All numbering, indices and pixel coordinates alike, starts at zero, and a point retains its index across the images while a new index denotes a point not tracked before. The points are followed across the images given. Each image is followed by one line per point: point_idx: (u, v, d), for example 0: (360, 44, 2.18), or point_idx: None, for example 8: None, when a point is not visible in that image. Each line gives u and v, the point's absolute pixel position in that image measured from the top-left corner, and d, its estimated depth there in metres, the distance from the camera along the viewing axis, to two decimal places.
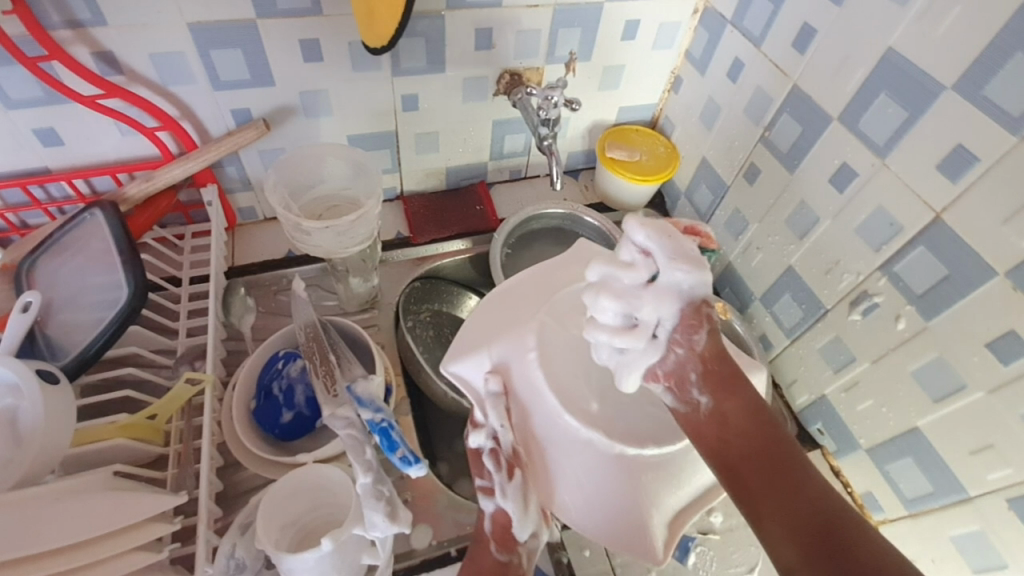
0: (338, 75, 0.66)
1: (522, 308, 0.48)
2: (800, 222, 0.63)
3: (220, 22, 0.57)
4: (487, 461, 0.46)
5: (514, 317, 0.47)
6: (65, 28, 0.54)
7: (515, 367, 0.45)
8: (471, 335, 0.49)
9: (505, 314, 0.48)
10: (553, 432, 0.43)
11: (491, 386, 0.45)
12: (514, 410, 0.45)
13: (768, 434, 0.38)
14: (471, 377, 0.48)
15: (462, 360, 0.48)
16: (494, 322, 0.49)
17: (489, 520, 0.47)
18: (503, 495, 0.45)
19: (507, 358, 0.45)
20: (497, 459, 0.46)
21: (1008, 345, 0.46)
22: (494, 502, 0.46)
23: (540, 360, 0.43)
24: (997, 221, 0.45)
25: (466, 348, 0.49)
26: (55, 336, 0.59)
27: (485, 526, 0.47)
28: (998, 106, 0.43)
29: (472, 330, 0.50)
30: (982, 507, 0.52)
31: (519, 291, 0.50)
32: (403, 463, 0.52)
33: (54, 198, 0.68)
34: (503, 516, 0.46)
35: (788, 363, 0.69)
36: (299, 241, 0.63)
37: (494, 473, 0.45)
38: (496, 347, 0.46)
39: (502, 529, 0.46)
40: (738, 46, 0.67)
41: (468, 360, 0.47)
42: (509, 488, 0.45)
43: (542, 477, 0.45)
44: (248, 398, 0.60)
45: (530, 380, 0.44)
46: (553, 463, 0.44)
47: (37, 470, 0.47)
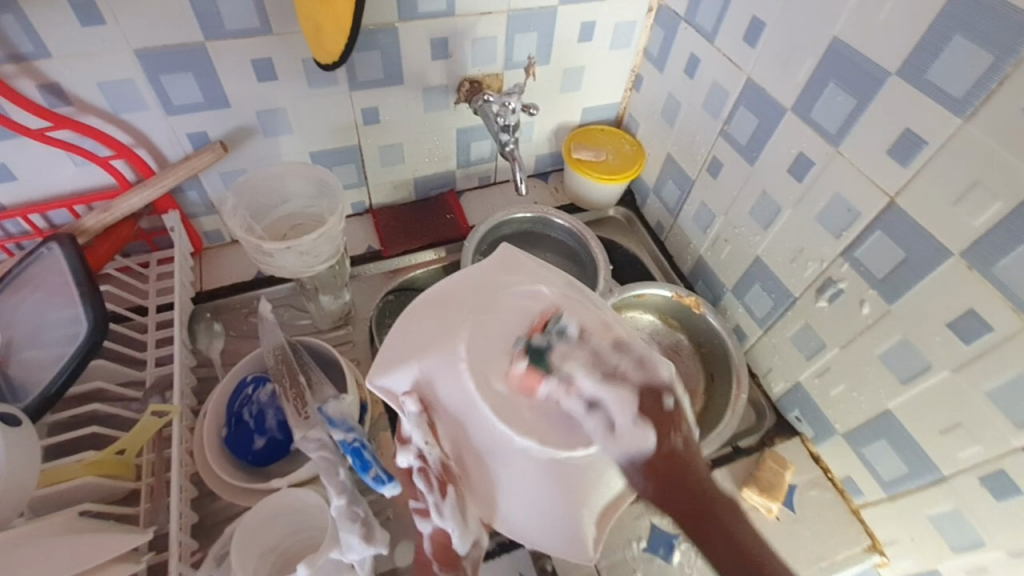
0: (295, 92, 0.65)
1: (453, 318, 0.41)
2: (763, 213, 0.64)
3: (166, 46, 0.56)
4: (418, 481, 0.42)
5: (442, 328, 0.41)
6: (7, 62, 0.53)
7: (440, 381, 0.39)
8: (400, 342, 0.42)
9: (435, 322, 0.42)
10: (488, 444, 0.38)
11: (411, 408, 0.40)
12: (439, 428, 0.40)
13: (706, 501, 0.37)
14: (396, 390, 0.42)
15: (387, 372, 0.42)
16: (422, 332, 0.42)
17: (428, 538, 0.46)
18: (440, 515, 0.42)
19: (436, 372, 0.40)
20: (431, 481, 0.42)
21: (968, 324, 0.46)
22: (432, 520, 0.45)
23: (473, 372, 0.38)
24: (948, 202, 0.45)
25: (393, 356, 0.42)
26: (16, 376, 0.57)
27: (428, 547, 0.47)
28: (941, 88, 0.43)
29: (396, 338, 0.43)
30: (955, 485, 0.52)
31: (448, 298, 0.43)
32: (376, 483, 0.51)
33: (11, 235, 0.67)
34: (442, 535, 0.46)
35: (763, 353, 0.70)
36: (263, 263, 0.62)
37: (428, 493, 0.42)
38: (424, 361, 0.40)
39: (443, 546, 0.46)
40: (692, 42, 0.67)
41: (395, 372, 0.41)
42: (444, 507, 0.42)
43: (479, 489, 0.41)
44: (219, 425, 0.58)
45: (464, 398, 0.38)
46: (489, 474, 0.40)
47: (4, 515, 0.45)
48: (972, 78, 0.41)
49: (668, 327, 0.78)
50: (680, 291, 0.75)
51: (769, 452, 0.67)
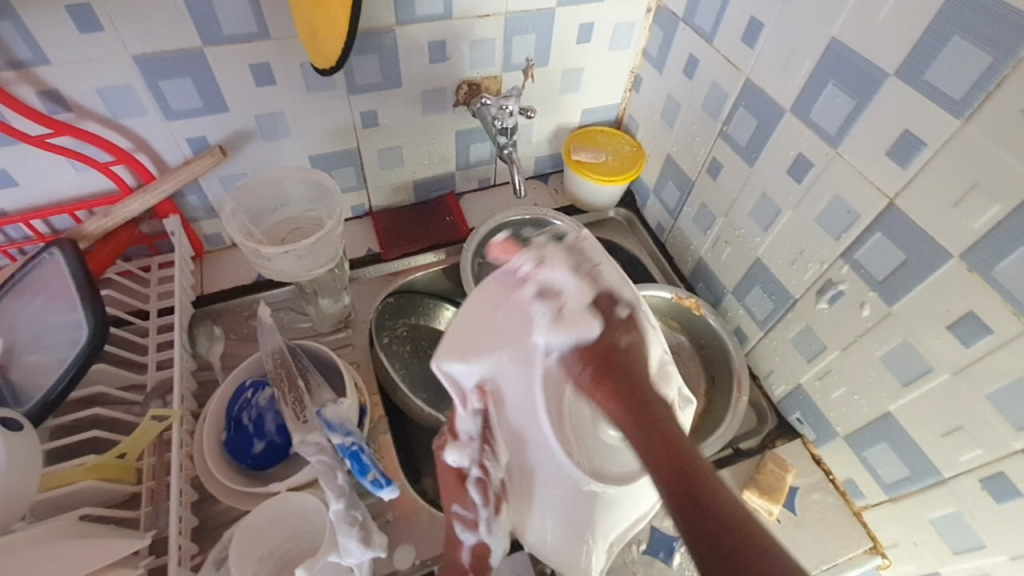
0: (293, 96, 0.65)
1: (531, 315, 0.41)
2: (763, 214, 0.63)
3: (164, 52, 0.57)
4: (473, 493, 0.45)
5: (516, 323, 0.41)
6: (7, 69, 0.53)
7: (510, 387, 0.40)
8: (471, 329, 0.42)
9: (510, 315, 0.41)
10: (542, 471, 0.41)
11: (473, 408, 0.42)
12: (495, 437, 0.42)
13: (649, 404, 0.34)
14: (464, 378, 0.41)
15: (460, 359, 0.41)
16: (499, 320, 0.42)
17: (467, 550, 0.48)
18: (486, 527, 0.46)
19: (507, 375, 0.40)
20: (480, 488, 0.45)
21: (968, 327, 0.46)
22: (477, 535, 0.47)
23: (548, 381, 0.39)
24: (947, 205, 0.45)
25: (467, 342, 0.41)
26: (18, 381, 0.58)
27: (461, 556, 0.48)
28: (939, 89, 0.43)
29: (471, 319, 0.42)
30: (957, 488, 0.52)
31: (523, 288, 0.42)
32: (375, 486, 0.52)
33: (13, 240, 0.68)
34: (480, 549, 0.48)
35: (764, 355, 0.70)
36: (261, 267, 0.62)
37: (480, 506, 0.45)
38: (498, 357, 0.40)
39: (478, 557, 0.48)
40: (691, 42, 0.67)
41: (467, 362, 0.41)
42: (493, 520, 0.46)
43: (521, 507, 0.45)
44: (218, 429, 0.59)
45: (523, 412, 0.40)
46: (534, 494, 0.43)
47: (5, 519, 0.46)
48: (969, 79, 0.41)
49: (669, 329, 0.78)
50: (680, 292, 0.74)
51: (769, 454, 0.67)
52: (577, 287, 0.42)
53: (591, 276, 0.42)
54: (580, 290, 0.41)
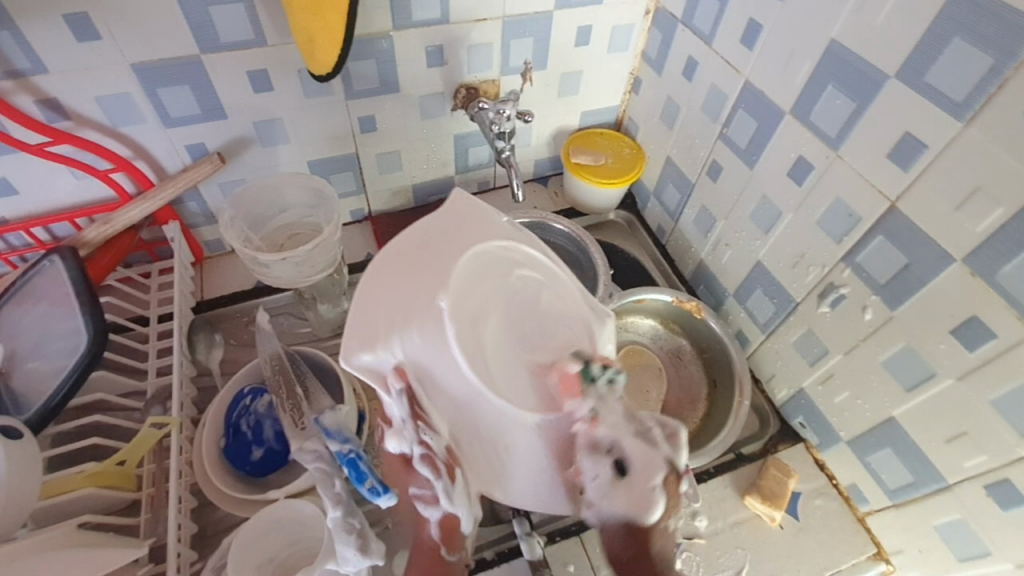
0: (291, 102, 0.65)
1: (427, 283, 0.37)
2: (763, 216, 0.63)
3: (162, 60, 0.57)
4: (422, 469, 0.39)
5: (415, 294, 0.37)
6: (5, 78, 0.53)
7: (430, 354, 0.35)
8: (375, 311, 0.37)
9: (405, 288, 0.37)
10: (487, 422, 0.36)
11: (396, 389, 0.36)
12: (428, 407, 0.37)
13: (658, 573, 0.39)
14: (378, 364, 0.37)
15: (367, 347, 0.36)
16: (397, 301, 0.37)
17: (434, 525, 0.43)
18: (449, 500, 0.40)
19: (420, 343, 0.35)
20: (431, 464, 0.39)
21: (971, 331, 0.45)
22: (442, 508, 0.42)
23: (464, 337, 0.35)
24: (950, 208, 0.44)
25: (369, 330, 0.37)
26: (18, 388, 0.58)
27: (431, 531, 0.44)
28: (940, 91, 0.42)
29: (362, 307, 0.38)
30: (961, 494, 0.51)
31: (406, 266, 0.39)
32: (373, 494, 0.49)
33: (15, 247, 0.68)
34: (450, 521, 0.43)
35: (765, 359, 0.69)
36: (260, 274, 0.62)
37: (434, 481, 0.39)
38: (407, 338, 0.35)
39: (450, 529, 0.44)
40: (690, 44, 0.67)
41: (375, 348, 0.36)
42: (454, 490, 0.39)
43: (481, 471, 0.39)
44: (217, 437, 0.59)
45: (449, 377, 0.35)
46: (489, 449, 0.37)
47: (5, 528, 0.46)
48: (970, 81, 0.40)
49: (669, 331, 0.78)
50: (681, 295, 0.74)
51: (771, 459, 0.66)
52: (460, 243, 0.39)
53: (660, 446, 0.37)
54: (644, 457, 0.36)
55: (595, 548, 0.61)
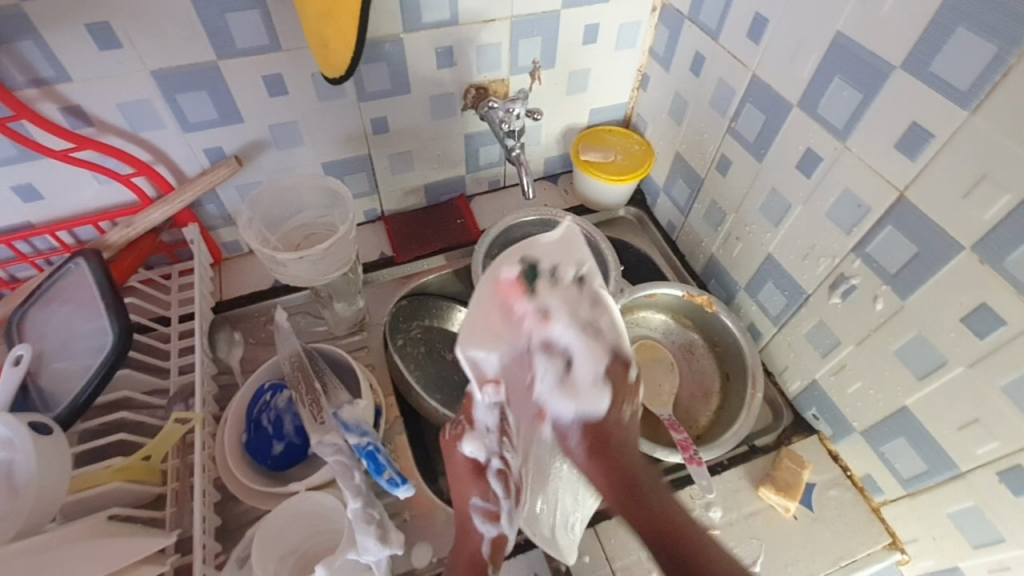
0: (305, 105, 0.67)
1: (529, 310, 0.45)
2: (772, 210, 0.63)
3: (180, 67, 0.58)
4: (494, 483, 0.51)
5: (517, 331, 0.45)
6: (30, 87, 0.55)
7: (520, 387, 0.47)
8: (491, 330, 0.45)
9: (508, 323, 0.45)
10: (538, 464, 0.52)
11: (490, 395, 0.46)
12: (512, 427, 0.49)
13: (629, 478, 0.46)
14: (484, 364, 0.46)
15: (482, 346, 0.45)
16: (510, 327, 0.45)
17: (486, 543, 0.52)
18: (507, 517, 0.51)
19: (518, 373, 0.46)
20: (502, 480, 0.51)
21: (981, 319, 0.46)
22: (496, 527, 0.52)
23: (530, 370, 0.46)
24: (958, 196, 0.44)
25: (483, 335, 0.45)
26: (46, 386, 0.60)
27: (483, 549, 0.52)
28: (947, 80, 0.43)
29: (479, 313, 0.46)
30: (974, 482, 0.51)
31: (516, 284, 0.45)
32: (392, 485, 0.53)
33: (40, 251, 0.70)
34: (500, 539, 0.52)
35: (778, 351, 0.69)
36: (278, 273, 0.64)
37: (500, 498, 0.51)
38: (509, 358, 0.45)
39: (498, 550, 0.52)
40: (697, 40, 0.67)
41: (490, 348, 0.45)
42: (514, 511, 0.51)
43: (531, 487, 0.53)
44: (239, 432, 0.60)
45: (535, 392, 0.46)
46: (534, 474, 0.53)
47: (37, 520, 0.47)
48: (976, 69, 0.41)
49: (680, 326, 0.79)
50: (691, 289, 0.74)
51: (785, 451, 0.66)
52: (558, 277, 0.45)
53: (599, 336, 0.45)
54: (589, 355, 0.45)
55: (610, 539, 0.61)
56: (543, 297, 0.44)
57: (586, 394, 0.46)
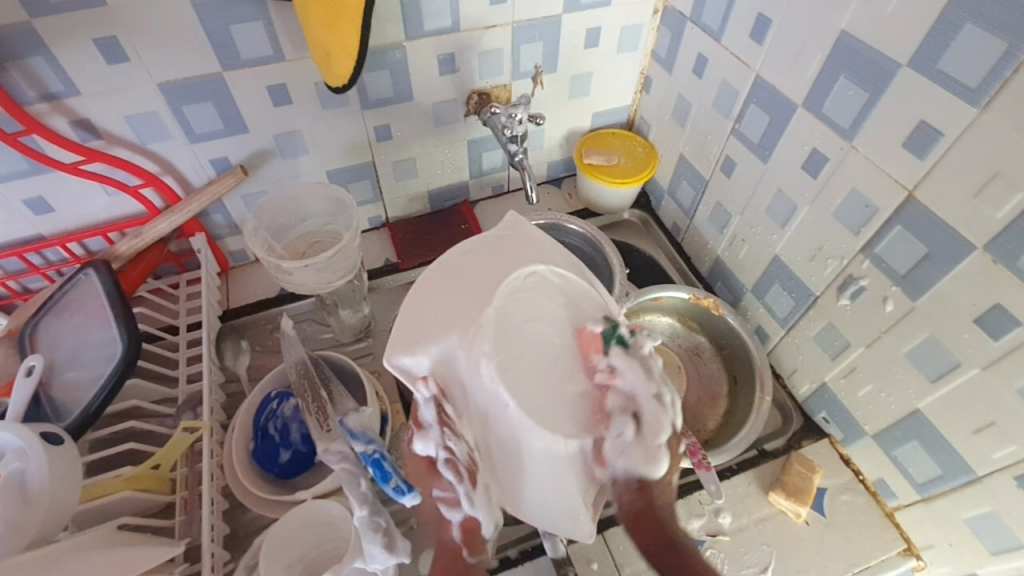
0: (309, 115, 0.67)
1: (467, 300, 0.39)
2: (778, 211, 0.63)
3: (186, 79, 0.59)
4: (446, 472, 0.40)
5: (459, 309, 0.38)
6: (41, 102, 0.56)
7: (461, 360, 0.37)
8: (417, 318, 0.40)
9: (449, 299, 0.39)
10: (508, 444, 0.37)
11: (425, 392, 0.38)
12: (456, 414, 0.39)
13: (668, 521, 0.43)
14: (414, 369, 0.39)
15: (407, 351, 0.39)
16: (441, 306, 0.39)
17: (457, 527, 0.44)
18: (471, 505, 0.40)
19: (454, 351, 0.37)
20: (454, 468, 0.40)
21: (995, 319, 0.45)
22: (461, 511, 0.42)
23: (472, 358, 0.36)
24: (969, 195, 0.44)
25: (411, 334, 0.39)
26: (57, 396, 0.61)
27: (454, 531, 0.44)
28: (955, 78, 0.42)
29: (411, 313, 0.40)
30: (992, 486, 0.50)
31: (467, 269, 0.41)
32: (397, 492, 0.50)
33: (51, 262, 0.71)
34: (472, 523, 0.44)
35: (786, 354, 0.69)
36: (283, 281, 0.64)
37: (456, 484, 0.40)
38: (442, 343, 0.38)
39: (471, 532, 0.45)
40: (700, 41, 0.67)
41: (414, 352, 0.38)
42: (475, 496, 0.39)
43: (504, 479, 0.39)
44: (246, 440, 0.60)
45: (474, 382, 0.37)
46: (514, 464, 0.37)
47: (49, 530, 0.48)
48: (985, 66, 0.40)
49: (687, 329, 0.78)
50: (697, 292, 0.74)
51: (795, 456, 0.65)
52: (509, 260, 0.41)
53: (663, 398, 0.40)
54: (650, 412, 0.39)
55: (618, 546, 0.61)
56: (622, 362, 0.39)
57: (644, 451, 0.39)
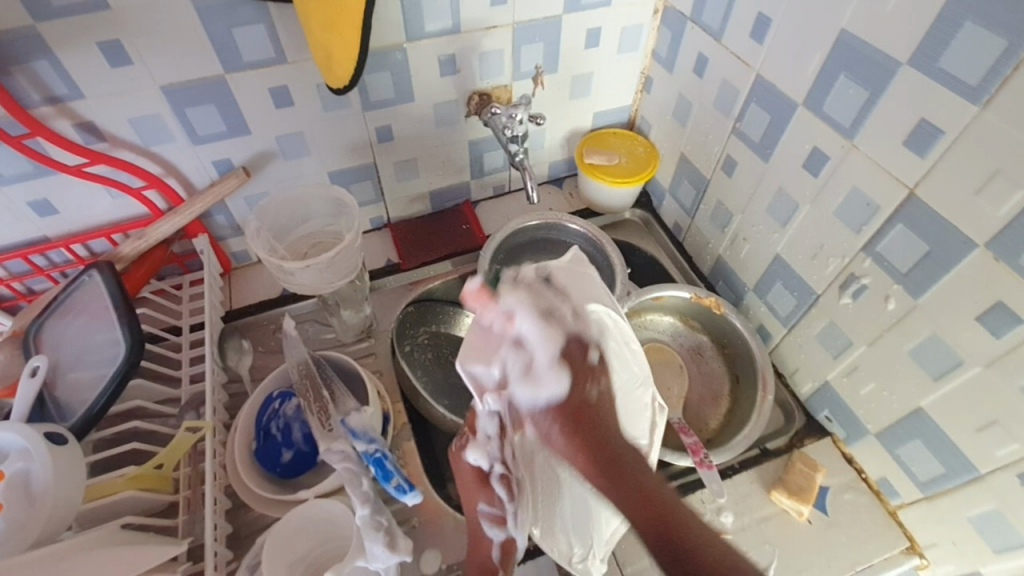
0: (311, 116, 0.68)
1: (535, 339, 0.42)
2: (780, 209, 0.63)
3: (189, 81, 0.59)
4: (494, 485, 0.48)
5: (527, 339, 0.42)
6: (45, 105, 0.56)
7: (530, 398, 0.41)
8: (490, 336, 0.42)
9: (520, 331, 0.43)
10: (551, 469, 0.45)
11: (492, 404, 0.42)
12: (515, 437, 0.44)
13: (619, 459, 0.35)
14: (484, 380, 0.42)
15: (481, 361, 0.42)
16: (517, 339, 0.42)
17: (496, 547, 0.51)
18: (514, 521, 0.49)
19: (529, 379, 0.41)
20: (505, 484, 0.48)
21: (997, 317, 0.45)
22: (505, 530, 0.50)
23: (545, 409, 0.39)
24: (970, 192, 0.43)
25: (484, 349, 0.43)
26: (61, 397, 0.61)
27: (494, 546, 0.51)
28: (956, 75, 0.42)
29: (482, 328, 0.43)
30: (995, 485, 0.50)
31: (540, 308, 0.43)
32: (399, 492, 0.54)
33: (55, 264, 0.72)
34: (508, 542, 0.51)
35: (788, 353, 0.69)
36: (285, 282, 0.64)
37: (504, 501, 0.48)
38: (515, 372, 0.41)
39: (508, 551, 0.51)
40: (700, 41, 0.67)
41: (488, 361, 0.42)
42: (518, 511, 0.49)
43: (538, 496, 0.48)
44: (248, 439, 0.61)
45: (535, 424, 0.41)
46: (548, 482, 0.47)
47: (53, 529, 0.48)
48: (985, 63, 0.40)
49: (689, 328, 0.78)
50: (699, 291, 0.73)
51: (798, 454, 0.65)
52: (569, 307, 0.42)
53: (554, 314, 0.41)
54: (551, 341, 0.39)
55: (620, 545, 0.61)
56: (508, 303, 0.42)
57: (550, 376, 0.38)
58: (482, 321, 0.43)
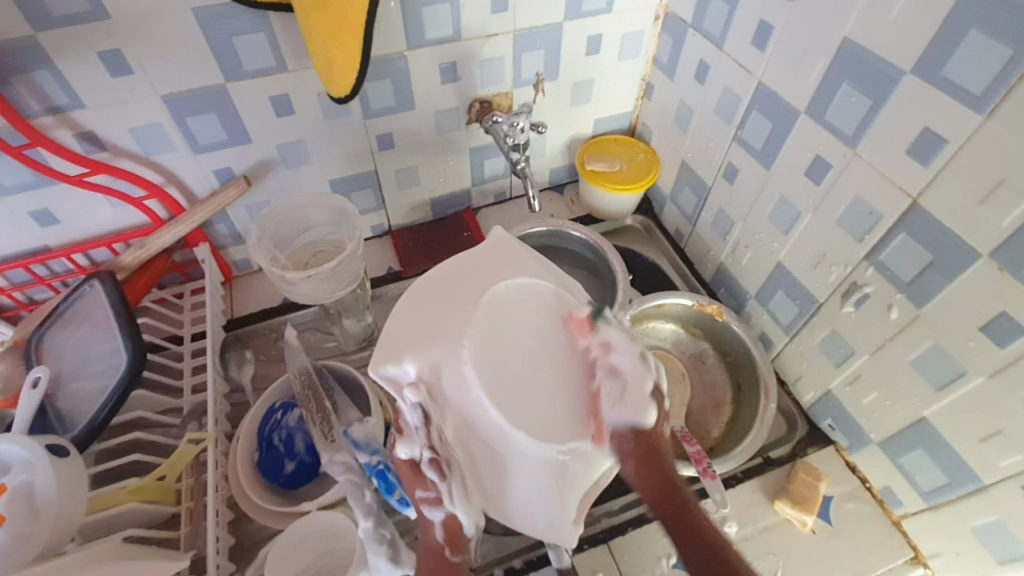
0: (311, 124, 0.68)
1: (449, 314, 0.38)
2: (782, 217, 0.63)
3: (190, 91, 0.59)
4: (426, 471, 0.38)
5: (444, 316, 0.38)
6: (45, 115, 0.56)
7: (446, 370, 0.36)
8: (399, 331, 0.39)
9: (436, 309, 0.39)
10: (492, 436, 0.36)
11: (411, 398, 0.37)
12: (441, 420, 0.37)
13: (662, 455, 0.40)
14: (399, 376, 0.37)
15: (393, 359, 0.37)
16: (429, 319, 0.38)
17: (440, 529, 0.42)
18: (453, 502, 0.38)
19: (442, 359, 0.36)
20: (437, 468, 0.38)
21: (1000, 327, 0.44)
22: (443, 510, 0.40)
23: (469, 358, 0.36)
24: (973, 202, 0.43)
25: (397, 345, 0.38)
26: (62, 407, 0.61)
27: (436, 533, 0.42)
28: (960, 85, 0.42)
29: (400, 320, 0.39)
30: (999, 495, 0.50)
31: (448, 284, 0.41)
32: (401, 504, 0.50)
33: (56, 273, 0.72)
34: (452, 523, 0.41)
35: (791, 360, 0.68)
36: (286, 291, 0.64)
37: (437, 484, 0.38)
38: (429, 352, 0.37)
39: (454, 533, 0.42)
40: (701, 48, 0.67)
41: (399, 360, 0.37)
42: (455, 493, 0.38)
43: (490, 478, 0.38)
44: (251, 451, 0.61)
45: (458, 386, 0.36)
46: (499, 462, 0.37)
47: (55, 543, 0.48)
48: (989, 74, 0.40)
49: (690, 336, 0.78)
50: (701, 299, 0.73)
51: (799, 464, 0.65)
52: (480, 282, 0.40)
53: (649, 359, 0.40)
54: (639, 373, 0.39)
55: (623, 555, 0.61)
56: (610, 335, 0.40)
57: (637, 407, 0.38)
58: (576, 351, 0.40)
